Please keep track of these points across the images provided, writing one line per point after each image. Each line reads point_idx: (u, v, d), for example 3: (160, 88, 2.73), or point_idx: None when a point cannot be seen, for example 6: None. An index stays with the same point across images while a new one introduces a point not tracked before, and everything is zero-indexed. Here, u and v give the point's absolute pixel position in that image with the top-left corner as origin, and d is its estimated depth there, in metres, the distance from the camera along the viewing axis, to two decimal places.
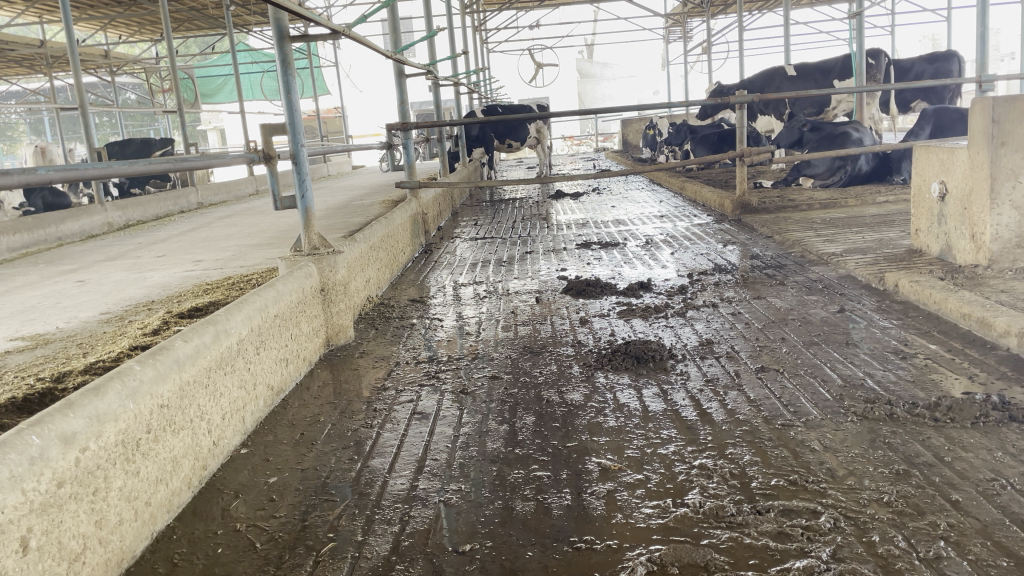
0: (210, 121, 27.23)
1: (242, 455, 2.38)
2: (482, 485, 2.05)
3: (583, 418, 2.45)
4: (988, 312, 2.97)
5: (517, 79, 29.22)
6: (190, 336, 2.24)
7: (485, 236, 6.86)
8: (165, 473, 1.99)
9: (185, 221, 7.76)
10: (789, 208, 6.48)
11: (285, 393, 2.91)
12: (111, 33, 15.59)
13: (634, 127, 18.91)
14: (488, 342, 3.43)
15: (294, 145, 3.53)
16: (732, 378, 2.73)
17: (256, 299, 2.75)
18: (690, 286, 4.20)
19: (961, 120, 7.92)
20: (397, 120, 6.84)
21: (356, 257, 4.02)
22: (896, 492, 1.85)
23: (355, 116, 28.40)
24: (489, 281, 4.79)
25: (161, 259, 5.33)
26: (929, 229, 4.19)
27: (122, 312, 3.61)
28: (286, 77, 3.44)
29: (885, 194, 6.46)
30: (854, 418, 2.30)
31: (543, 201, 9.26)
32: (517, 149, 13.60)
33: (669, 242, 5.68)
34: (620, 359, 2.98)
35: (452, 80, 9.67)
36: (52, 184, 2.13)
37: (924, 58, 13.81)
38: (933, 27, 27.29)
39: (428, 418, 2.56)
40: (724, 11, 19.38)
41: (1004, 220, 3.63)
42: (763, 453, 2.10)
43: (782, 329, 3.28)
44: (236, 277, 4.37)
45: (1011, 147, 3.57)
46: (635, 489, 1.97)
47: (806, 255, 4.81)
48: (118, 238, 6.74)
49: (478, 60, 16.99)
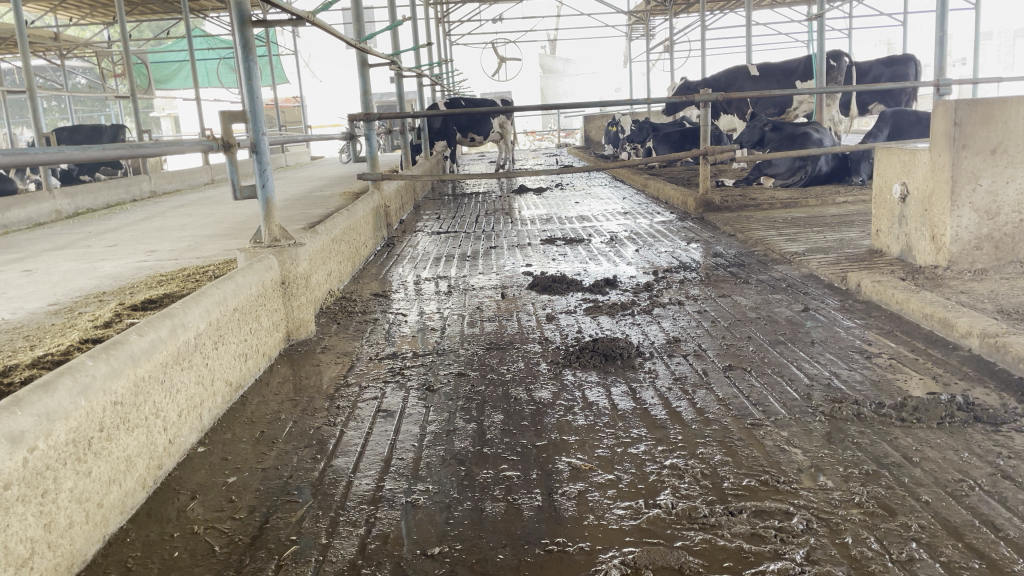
0: (164, 108, 26.64)
1: (199, 454, 2.30)
2: (449, 486, 2.00)
3: (552, 417, 2.42)
4: (949, 313, 3.01)
5: (480, 73, 29.13)
6: (145, 330, 2.14)
7: (448, 230, 6.80)
8: (118, 474, 1.90)
9: (137, 210, 7.55)
10: (751, 207, 6.53)
11: (243, 389, 2.82)
12: (62, 15, 15.11)
13: (597, 124, 18.97)
14: (453, 338, 3.38)
15: (254, 133, 3.42)
16: (700, 376, 2.71)
17: (214, 292, 2.66)
18: (655, 284, 4.19)
19: (918, 124, 8.04)
20: (360, 110, 6.72)
21: (317, 250, 3.92)
22: (867, 493, 1.84)
23: (315, 106, 28.03)
24: (454, 276, 4.74)
25: (112, 249, 5.17)
26: (890, 230, 4.24)
27: (71, 303, 3.48)
28: (247, 63, 3.33)
29: (844, 195, 6.55)
30: (822, 417, 2.30)
31: (506, 196, 9.20)
32: (480, 143, 13.53)
33: (634, 239, 5.68)
34: (588, 357, 2.95)
35: (416, 72, 9.56)
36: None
37: (881, 62, 14.06)
38: (889, 32, 27.84)
39: (393, 416, 2.50)
40: (686, 9, 19.48)
41: (963, 222, 3.68)
42: (734, 453, 2.09)
43: (748, 328, 3.28)
44: (191, 268, 4.25)
45: (971, 150, 3.63)
46: (606, 489, 1.94)
47: (769, 254, 4.85)
48: (67, 226, 6.54)
49: (442, 53, 16.87)
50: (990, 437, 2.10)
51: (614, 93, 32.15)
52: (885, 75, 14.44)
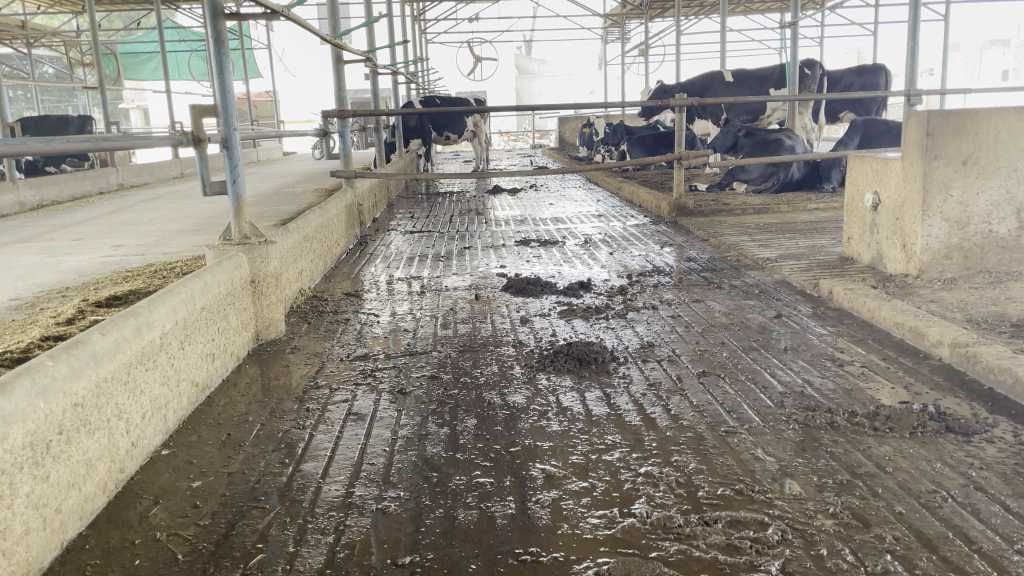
0: (133, 100, 26.22)
1: (163, 457, 2.23)
2: (420, 493, 1.97)
3: (525, 422, 2.39)
4: (921, 322, 3.03)
5: (455, 71, 29.06)
6: (108, 329, 2.08)
7: (421, 229, 6.75)
8: (78, 478, 1.84)
9: (104, 204, 7.40)
10: (724, 212, 6.57)
11: (210, 389, 2.76)
12: (29, 3, 14.77)
13: (571, 125, 19.02)
14: (426, 340, 3.34)
15: (226, 128, 3.35)
16: (674, 382, 2.70)
17: (181, 290, 2.59)
18: (630, 287, 4.19)
19: (888, 132, 8.17)
20: (333, 106, 6.63)
21: (288, 248, 3.86)
22: (842, 503, 1.84)
23: (287, 101, 27.76)
24: (427, 276, 4.69)
25: (77, 243, 5.06)
26: (861, 238, 4.28)
27: (32, 299, 3.38)
28: (220, 56, 3.26)
29: (816, 202, 6.61)
30: (795, 425, 2.30)
31: (480, 196, 9.16)
32: (454, 142, 13.47)
33: (608, 242, 5.69)
34: (563, 361, 2.93)
35: (391, 69, 9.47)
36: None
37: (853, 71, 14.24)
38: (860, 41, 28.24)
39: (364, 420, 2.45)
40: (662, 14, 19.60)
41: (934, 232, 3.72)
42: (709, 461, 2.08)
43: (721, 334, 3.29)
44: (158, 264, 4.16)
45: (943, 160, 3.66)
46: (581, 497, 1.91)
47: (742, 259, 4.86)
48: (30, 219, 6.40)
49: (417, 51, 16.78)
50: (962, 448, 2.12)
51: (588, 95, 32.18)
52: (856, 84, 14.62)
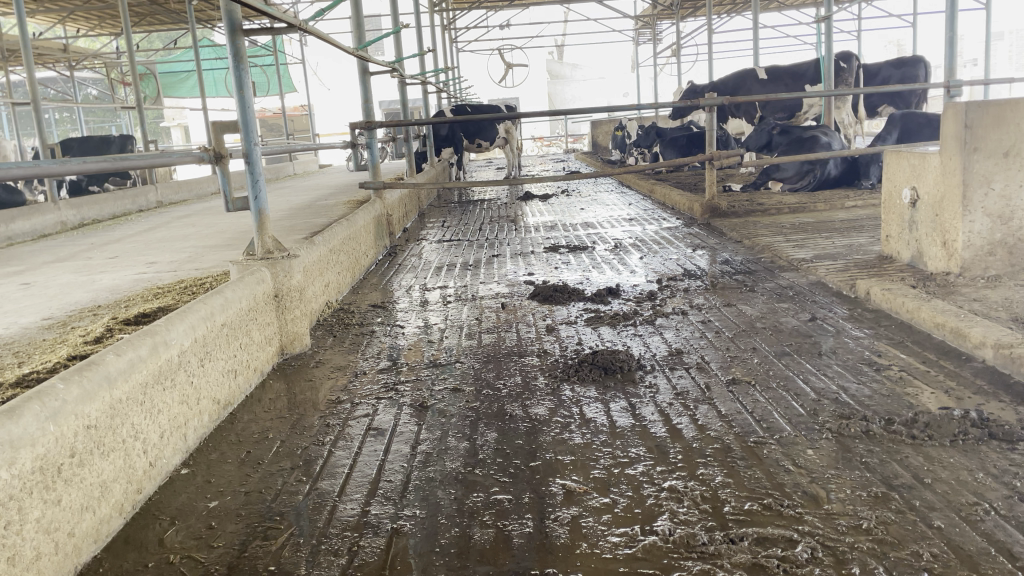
0: (174, 118, 26.74)
1: (182, 476, 2.22)
2: (437, 511, 1.92)
3: (547, 435, 2.33)
4: (963, 323, 2.90)
5: (487, 79, 29.19)
6: (123, 350, 2.07)
7: (452, 238, 6.73)
8: (92, 500, 1.83)
9: (142, 221, 7.50)
10: (758, 212, 6.44)
11: (233, 406, 2.75)
12: (70, 27, 15.10)
13: (604, 129, 18.92)
14: (451, 351, 3.30)
15: (246, 144, 3.34)
16: (702, 391, 2.62)
17: (201, 307, 2.59)
18: (659, 292, 4.10)
19: (928, 125, 7.94)
20: (361, 118, 6.63)
21: (313, 262, 3.85)
22: (876, 518, 1.75)
23: (322, 114, 28.08)
24: (456, 285, 4.65)
25: (112, 261, 5.12)
26: (900, 235, 4.13)
27: (65, 318, 3.42)
28: (238, 72, 3.25)
29: (854, 199, 6.44)
30: (829, 435, 2.21)
31: (512, 203, 9.11)
32: (486, 149, 13.46)
33: (638, 246, 5.60)
34: (588, 370, 2.86)
35: (420, 78, 9.49)
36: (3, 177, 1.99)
37: (891, 63, 13.93)
38: (899, 34, 27.72)
39: (383, 435, 2.42)
40: (694, 14, 19.40)
41: (976, 227, 3.57)
42: (736, 474, 1.99)
43: (753, 339, 3.19)
44: (189, 280, 4.19)
45: (983, 153, 3.52)
46: (601, 514, 1.85)
47: (776, 260, 4.74)
48: (70, 238, 6.50)
49: (447, 60, 16.83)
50: (1006, 456, 2.00)
51: (622, 98, 32.02)
52: (894, 77, 14.30)
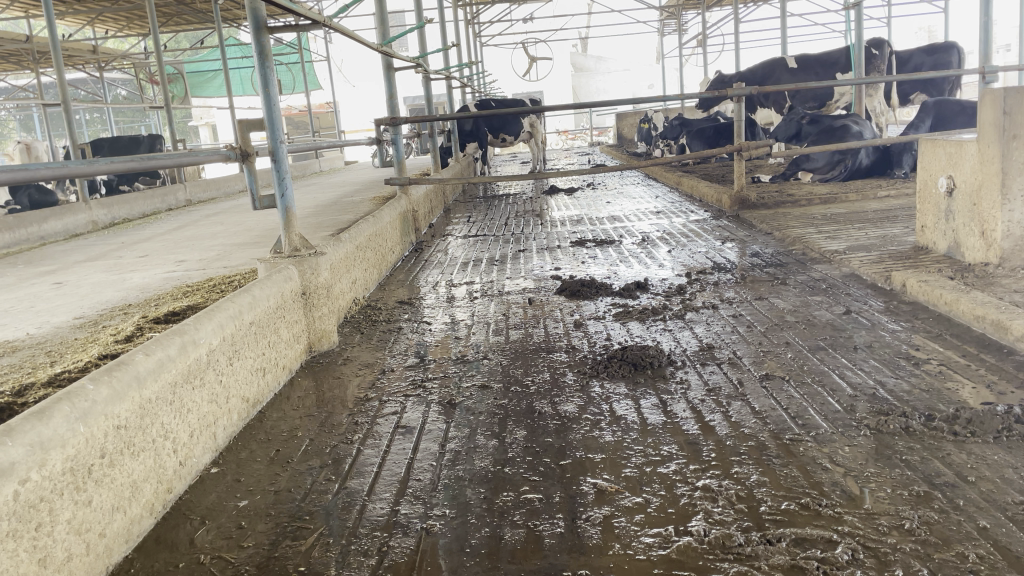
0: (201, 117, 27.03)
1: (212, 475, 2.22)
2: (467, 511, 1.90)
3: (577, 433, 2.30)
4: (1003, 315, 2.82)
5: (511, 73, 29.17)
6: (152, 349, 2.07)
7: (477, 233, 6.71)
8: (123, 500, 1.83)
9: (171, 220, 7.57)
10: (788, 203, 6.33)
11: (262, 404, 2.75)
12: (100, 29, 15.30)
13: (629, 121, 18.81)
14: (479, 347, 3.28)
15: (272, 141, 3.33)
16: (735, 387, 2.57)
17: (229, 306, 2.59)
18: (688, 286, 4.05)
19: (963, 113, 7.76)
20: (386, 114, 6.61)
21: (340, 259, 3.85)
22: (918, 517, 1.69)
23: (348, 110, 28.21)
24: (482, 281, 4.63)
25: (143, 260, 5.16)
26: (935, 226, 4.04)
27: (96, 317, 3.44)
28: (264, 70, 3.24)
29: (887, 188, 6.32)
30: (867, 432, 2.15)
31: (537, 197, 9.06)
32: (511, 143, 13.41)
33: (666, 239, 5.54)
34: (617, 366, 2.82)
35: (445, 73, 9.44)
36: (33, 180, 1.99)
37: (922, 50, 13.67)
38: (930, 20, 27.27)
39: (412, 433, 2.40)
40: (719, 4, 19.19)
41: (1015, 216, 3.48)
42: (772, 472, 1.95)
43: (786, 333, 3.13)
44: (217, 278, 4.20)
45: (1022, 140, 3.43)
46: (634, 514, 1.81)
47: (807, 253, 4.66)
48: (102, 237, 6.56)
49: (471, 54, 16.80)
50: None
51: (646, 90, 31.80)
52: (926, 64, 14.04)
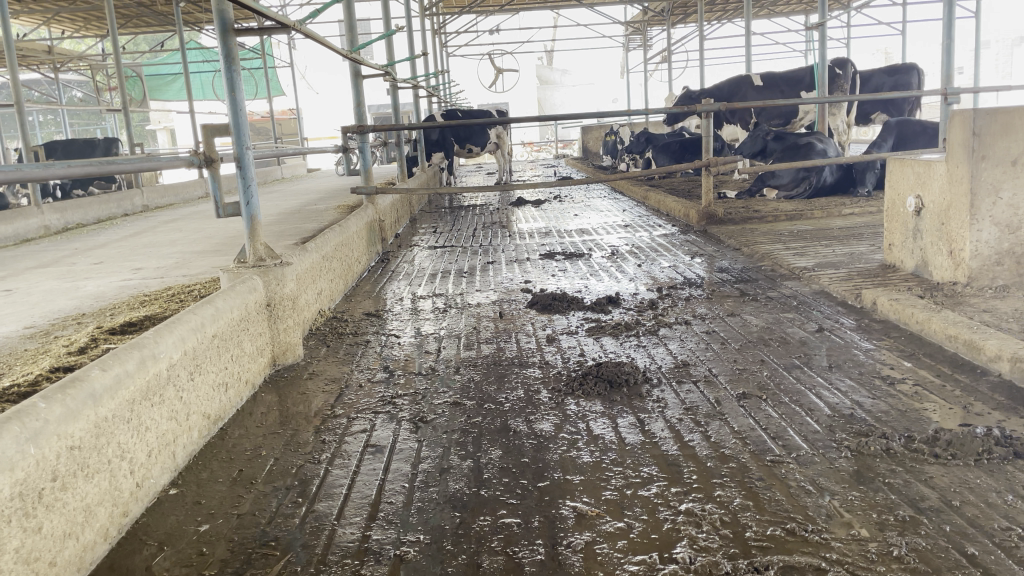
0: (160, 121, 26.54)
1: (170, 497, 2.11)
2: (442, 536, 1.82)
3: (554, 453, 2.23)
4: (975, 335, 2.83)
5: (476, 84, 29.19)
6: (109, 364, 1.96)
7: (445, 244, 6.63)
8: (75, 526, 1.71)
9: (128, 226, 7.36)
10: (755, 219, 6.37)
11: (224, 421, 2.63)
12: (56, 29, 14.93)
13: (595, 134, 18.91)
14: (449, 362, 3.20)
15: (238, 148, 3.21)
16: (712, 406, 2.53)
17: (191, 318, 2.47)
18: (660, 301, 4.02)
19: (924, 133, 7.91)
20: (352, 122, 6.49)
21: (306, 269, 3.74)
22: (906, 544, 1.66)
23: (311, 118, 27.95)
24: (450, 293, 4.55)
25: (97, 267, 4.98)
26: (903, 245, 4.07)
27: (48, 326, 3.29)
28: (230, 74, 3.13)
29: (851, 206, 6.39)
30: (848, 454, 2.12)
31: (503, 209, 9.03)
32: (477, 154, 13.36)
33: (635, 253, 5.52)
34: (592, 383, 2.77)
35: (412, 82, 9.35)
36: None
37: (884, 70, 13.97)
38: (888, 42, 27.92)
39: (382, 452, 2.32)
40: (684, 20, 19.40)
41: (983, 236, 3.51)
42: (756, 496, 1.90)
43: (760, 351, 3.10)
44: (176, 287, 4.07)
45: (991, 161, 3.46)
46: (616, 540, 1.75)
47: (776, 269, 4.67)
48: (54, 243, 6.34)
49: (438, 63, 16.73)
50: None
51: (611, 104, 32.05)
52: (887, 84, 14.35)
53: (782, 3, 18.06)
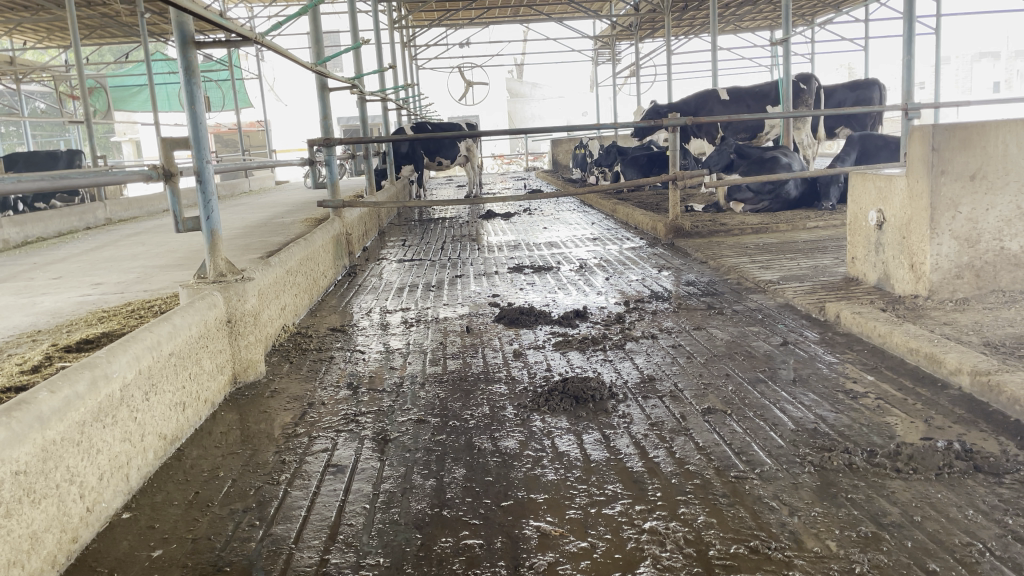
0: (126, 133, 26.27)
1: (123, 521, 2.04)
2: (402, 559, 1.78)
3: (519, 470, 2.21)
4: (936, 348, 2.86)
5: (446, 97, 29.23)
6: (59, 386, 1.90)
7: (413, 257, 6.59)
8: (21, 554, 1.65)
9: (89, 240, 7.22)
10: (721, 232, 6.41)
11: (181, 441, 2.57)
12: (19, 40, 14.72)
13: (565, 147, 18.99)
14: (414, 378, 3.17)
15: (199, 161, 3.15)
16: (678, 421, 2.52)
17: (146, 336, 2.41)
18: (627, 315, 4.02)
19: (886, 147, 8.07)
20: (319, 135, 6.43)
21: (269, 284, 3.68)
22: (868, 561, 1.66)
23: (279, 129, 27.76)
24: (418, 308, 4.51)
25: (55, 282, 4.88)
26: (866, 258, 4.12)
27: (2, 343, 3.20)
28: (190, 86, 3.08)
29: (815, 219, 6.46)
30: (811, 469, 2.12)
31: (473, 222, 9.00)
32: (447, 167, 13.34)
33: (603, 266, 5.53)
34: (558, 400, 2.74)
35: (381, 94, 9.29)
36: None
37: (847, 85, 14.22)
38: (851, 57, 28.43)
39: (344, 472, 2.27)
40: (652, 35, 19.58)
41: (943, 250, 3.56)
42: (720, 513, 1.89)
43: (725, 364, 3.11)
44: (136, 303, 3.99)
45: (950, 176, 3.51)
46: (579, 560, 1.73)
47: (742, 282, 4.70)
48: (12, 257, 6.20)
49: (407, 76, 16.71)
50: (993, 491, 1.94)
51: (581, 117, 32.22)
52: (849, 99, 14.61)
53: (747, 19, 18.32)
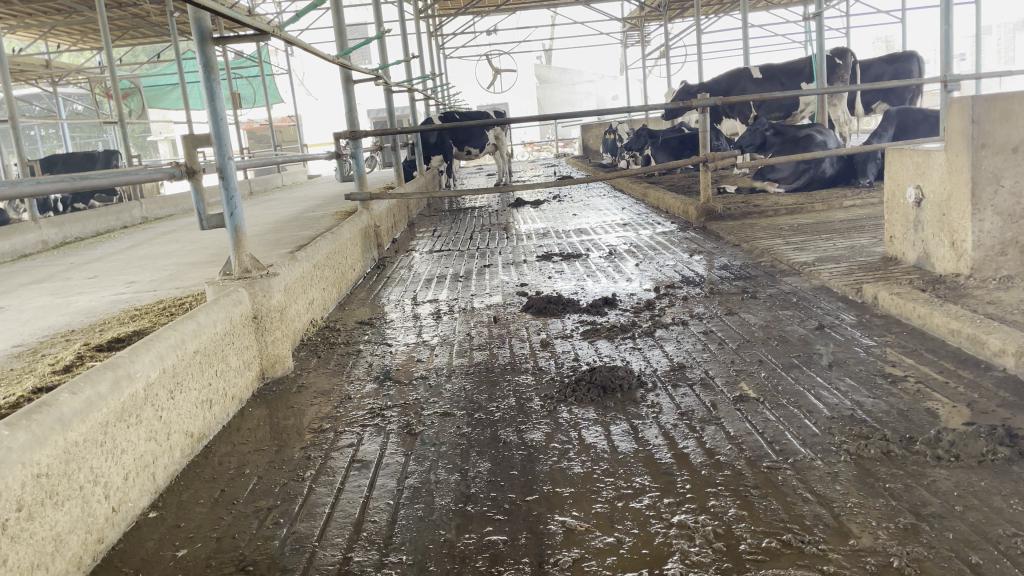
0: (162, 132, 26.65)
1: (150, 521, 2.05)
2: (425, 558, 1.75)
3: (544, 463, 2.17)
4: (980, 329, 2.75)
5: (475, 85, 29.14)
6: (81, 388, 1.91)
7: (442, 248, 6.56)
8: (44, 556, 1.65)
9: (125, 238, 7.31)
10: (754, 214, 6.28)
11: (209, 438, 2.57)
12: (54, 44, 15.00)
13: (595, 132, 18.82)
14: (440, 370, 3.13)
15: (221, 158, 3.14)
16: (708, 411, 2.45)
17: (171, 335, 2.41)
18: (657, 301, 3.95)
19: (925, 121, 7.84)
20: (345, 128, 6.41)
21: (295, 279, 3.67)
22: (906, 554, 1.59)
23: (310, 124, 27.92)
24: (447, 298, 4.49)
25: (91, 281, 4.94)
26: (904, 236, 3.99)
27: (35, 344, 3.24)
28: (209, 83, 3.07)
29: (851, 198, 6.30)
30: (848, 458, 2.04)
31: (503, 210, 8.93)
32: (476, 156, 13.29)
33: (633, 252, 5.46)
34: (585, 390, 2.69)
35: (408, 85, 9.27)
36: None
37: (884, 59, 13.85)
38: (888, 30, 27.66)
39: (368, 467, 2.25)
40: (681, 15, 19.29)
41: (985, 227, 3.43)
42: (751, 506, 1.83)
43: (758, 350, 3.03)
44: (168, 301, 4.01)
45: (991, 148, 3.38)
46: (605, 557, 1.68)
47: (776, 265, 4.58)
48: (50, 258, 6.30)
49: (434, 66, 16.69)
50: None
51: (612, 101, 31.89)
52: (887, 72, 14.23)
53: None
